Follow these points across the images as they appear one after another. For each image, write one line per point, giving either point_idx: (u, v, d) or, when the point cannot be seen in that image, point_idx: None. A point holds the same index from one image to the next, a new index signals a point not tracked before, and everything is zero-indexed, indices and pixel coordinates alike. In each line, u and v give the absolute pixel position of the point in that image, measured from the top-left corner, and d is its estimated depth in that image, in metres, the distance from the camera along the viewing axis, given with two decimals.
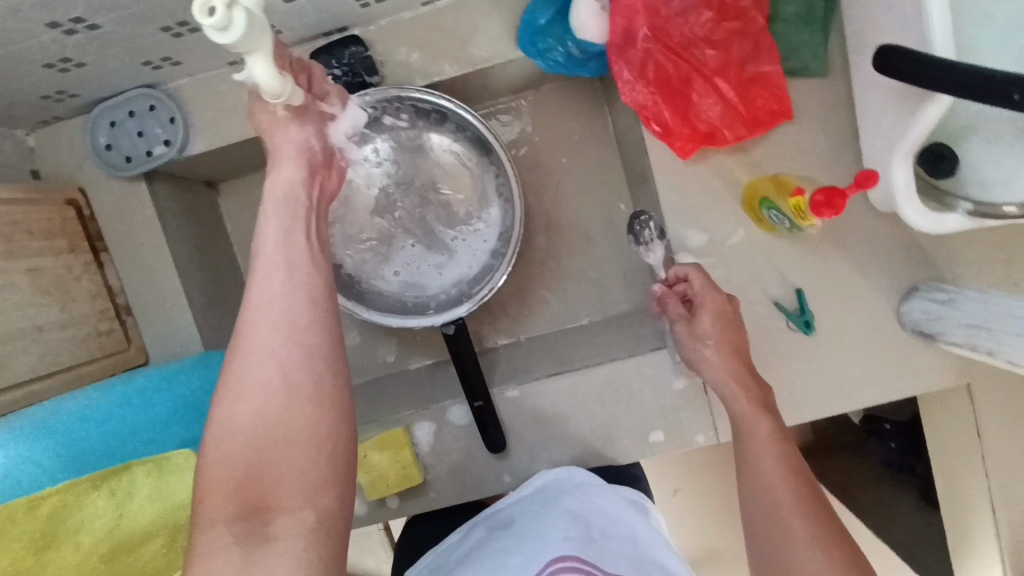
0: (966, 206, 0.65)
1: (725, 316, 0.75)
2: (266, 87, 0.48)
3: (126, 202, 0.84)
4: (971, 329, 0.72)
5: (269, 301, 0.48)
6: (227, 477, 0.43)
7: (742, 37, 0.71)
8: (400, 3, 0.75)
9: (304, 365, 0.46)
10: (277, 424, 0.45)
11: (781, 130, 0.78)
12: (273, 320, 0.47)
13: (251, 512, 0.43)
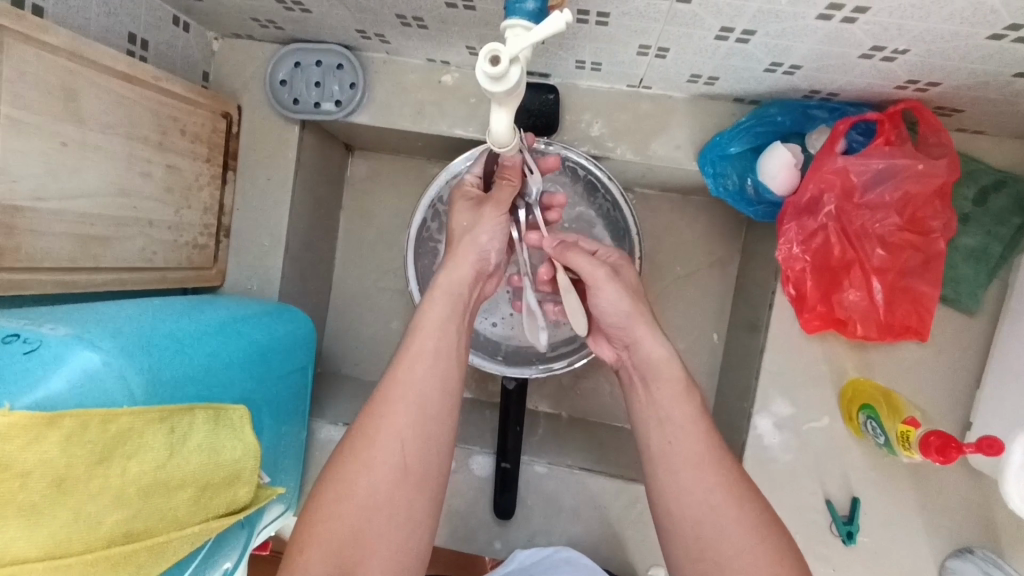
0: None
1: (634, 286, 0.67)
2: (492, 135, 0.50)
3: (275, 136, 0.87)
4: None
5: (416, 382, 0.56)
6: (331, 522, 0.50)
7: (914, 251, 0.70)
8: (608, 78, 0.77)
9: (421, 454, 0.54)
10: (384, 503, 0.52)
11: (907, 347, 0.77)
12: (413, 398, 0.55)
13: (343, 560, 0.49)
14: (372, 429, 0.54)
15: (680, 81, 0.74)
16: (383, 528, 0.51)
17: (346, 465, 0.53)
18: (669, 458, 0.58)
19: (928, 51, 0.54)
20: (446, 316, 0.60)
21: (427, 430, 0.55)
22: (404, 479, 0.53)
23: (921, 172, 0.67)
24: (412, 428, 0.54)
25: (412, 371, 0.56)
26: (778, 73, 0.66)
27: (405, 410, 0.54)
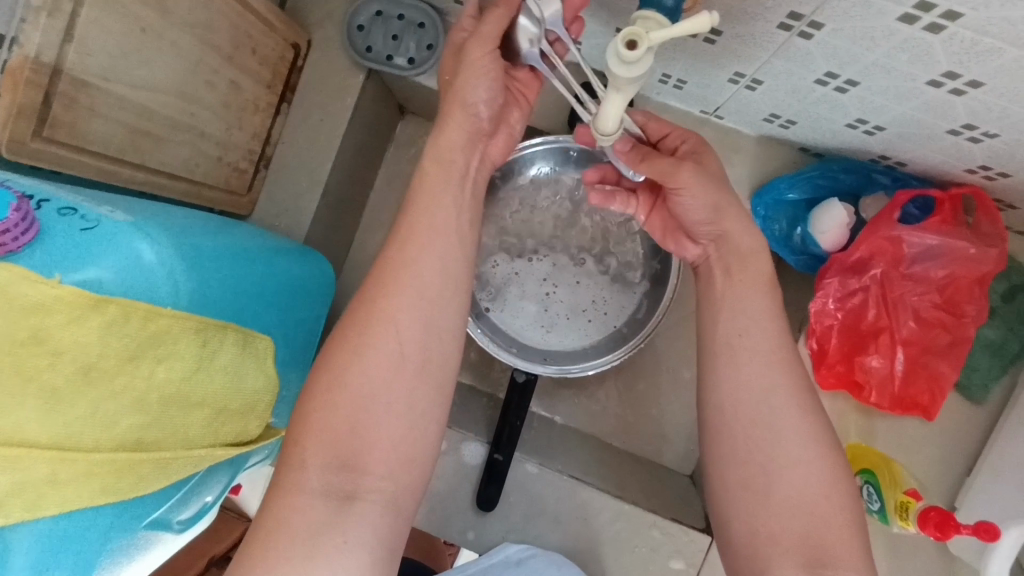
0: None
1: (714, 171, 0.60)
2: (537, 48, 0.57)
3: (339, 78, 0.84)
4: None
5: (416, 279, 0.53)
6: (325, 429, 0.49)
7: (944, 331, 0.72)
8: (685, 99, 0.77)
9: (417, 341, 0.52)
10: (379, 387, 0.51)
11: (911, 421, 0.78)
12: (413, 304, 0.53)
13: (341, 463, 0.48)
14: (373, 318, 0.52)
15: (756, 118, 0.75)
16: (382, 415, 0.50)
17: (343, 351, 0.51)
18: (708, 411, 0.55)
19: (1017, 141, 0.56)
20: (440, 206, 0.56)
21: (427, 320, 0.53)
22: (402, 369, 0.51)
23: (970, 254, 0.69)
24: (411, 320, 0.53)
25: (409, 251, 0.54)
26: (857, 130, 0.67)
27: (404, 295, 0.53)
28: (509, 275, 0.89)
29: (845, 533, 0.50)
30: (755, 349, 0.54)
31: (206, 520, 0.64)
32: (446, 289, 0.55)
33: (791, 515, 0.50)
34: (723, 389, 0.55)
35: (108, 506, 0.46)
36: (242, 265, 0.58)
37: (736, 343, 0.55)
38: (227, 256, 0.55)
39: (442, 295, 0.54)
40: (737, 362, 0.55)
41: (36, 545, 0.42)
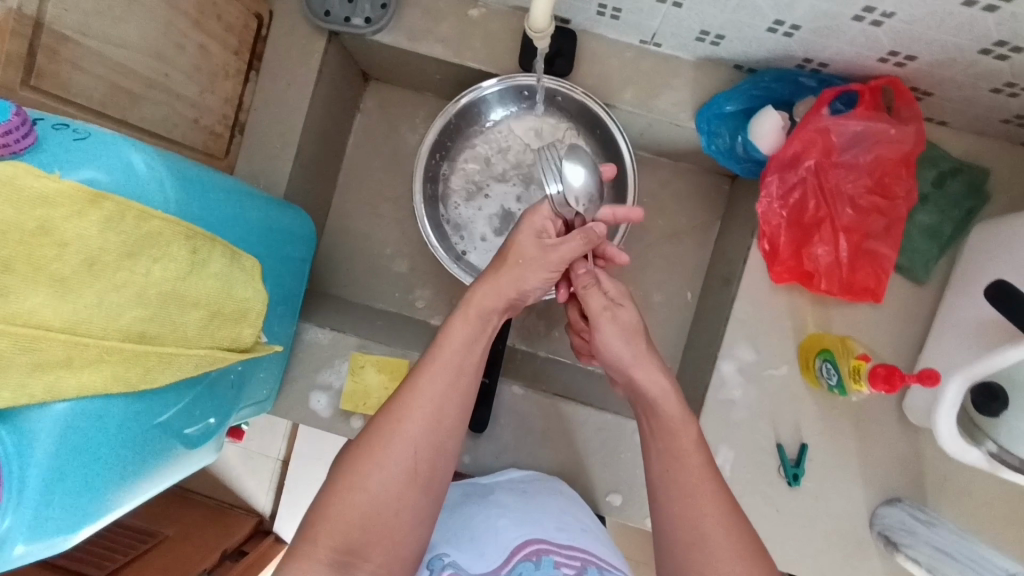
0: (990, 446, 0.71)
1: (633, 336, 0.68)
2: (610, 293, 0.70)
3: (302, 43, 0.89)
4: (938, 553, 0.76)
5: (421, 400, 0.58)
6: (338, 520, 0.54)
7: (880, 215, 0.78)
8: (624, 29, 0.83)
9: (428, 457, 0.58)
10: (389, 495, 0.55)
11: (863, 308, 0.84)
12: (423, 413, 0.58)
13: (348, 552, 0.54)
14: (386, 432, 0.57)
15: (688, 38, 0.81)
16: (389, 518, 0.55)
17: (358, 461, 0.56)
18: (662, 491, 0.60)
19: (911, 17, 0.63)
20: (465, 339, 0.62)
21: (433, 441, 0.58)
22: (406, 469, 0.57)
23: (892, 138, 0.75)
24: (422, 436, 0.57)
25: (427, 380, 0.59)
26: (778, 33, 0.73)
27: (416, 418, 0.58)
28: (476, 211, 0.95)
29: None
30: (684, 482, 0.60)
31: (209, 447, 0.69)
32: (459, 406, 0.60)
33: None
34: (657, 507, 0.60)
35: (117, 396, 0.50)
36: (225, 196, 0.63)
37: (661, 481, 0.61)
38: (209, 184, 0.61)
39: (452, 404, 0.60)
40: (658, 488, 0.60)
41: (56, 428, 0.47)
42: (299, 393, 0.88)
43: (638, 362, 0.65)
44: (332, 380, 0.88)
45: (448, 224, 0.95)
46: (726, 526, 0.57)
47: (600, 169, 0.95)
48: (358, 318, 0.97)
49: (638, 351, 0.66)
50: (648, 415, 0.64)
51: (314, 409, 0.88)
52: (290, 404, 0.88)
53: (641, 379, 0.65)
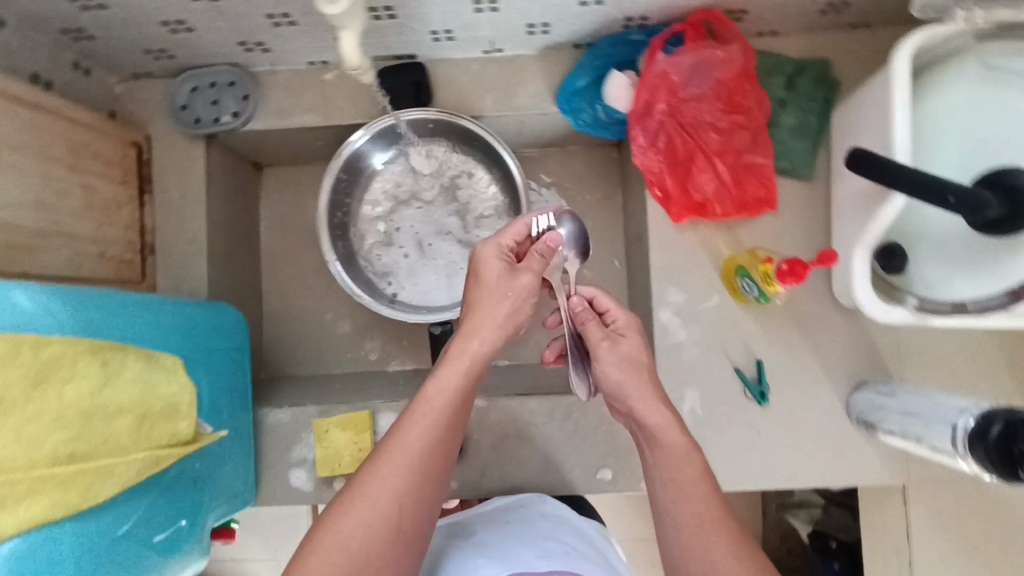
0: (912, 301, 0.74)
1: (642, 357, 0.73)
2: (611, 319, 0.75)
3: (184, 155, 0.95)
4: (903, 415, 0.77)
5: (398, 454, 0.61)
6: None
7: (743, 129, 0.83)
8: (464, 46, 0.89)
9: (412, 513, 0.60)
10: (371, 553, 0.57)
11: (765, 220, 0.88)
12: (405, 461, 0.61)
13: None
14: (370, 489, 0.59)
15: (520, 34, 0.86)
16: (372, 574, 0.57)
17: (337, 515, 0.59)
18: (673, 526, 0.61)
19: None
20: (453, 384, 0.66)
21: (417, 489, 0.61)
22: (384, 520, 0.59)
23: (723, 59, 0.81)
24: (402, 486, 0.60)
25: (412, 432, 0.62)
26: (590, 4, 0.79)
27: (395, 469, 0.61)
28: (394, 251, 0.99)
29: None
30: (698, 522, 0.60)
31: (189, 555, 0.70)
32: (441, 451, 0.63)
33: None
34: (674, 540, 0.60)
35: (65, 520, 0.52)
36: (130, 310, 0.66)
37: (676, 516, 0.62)
38: (110, 303, 0.64)
39: (440, 449, 0.63)
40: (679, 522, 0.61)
41: (12, 567, 0.48)
42: (280, 474, 0.90)
43: (645, 404, 0.69)
44: (304, 453, 0.90)
45: (373, 269, 0.98)
46: (746, 557, 0.57)
47: (490, 175, 0.99)
48: (318, 388, 0.99)
49: (629, 377, 0.71)
50: (652, 448, 0.67)
51: (297, 485, 0.90)
52: (274, 487, 0.90)
53: (645, 415, 0.68)
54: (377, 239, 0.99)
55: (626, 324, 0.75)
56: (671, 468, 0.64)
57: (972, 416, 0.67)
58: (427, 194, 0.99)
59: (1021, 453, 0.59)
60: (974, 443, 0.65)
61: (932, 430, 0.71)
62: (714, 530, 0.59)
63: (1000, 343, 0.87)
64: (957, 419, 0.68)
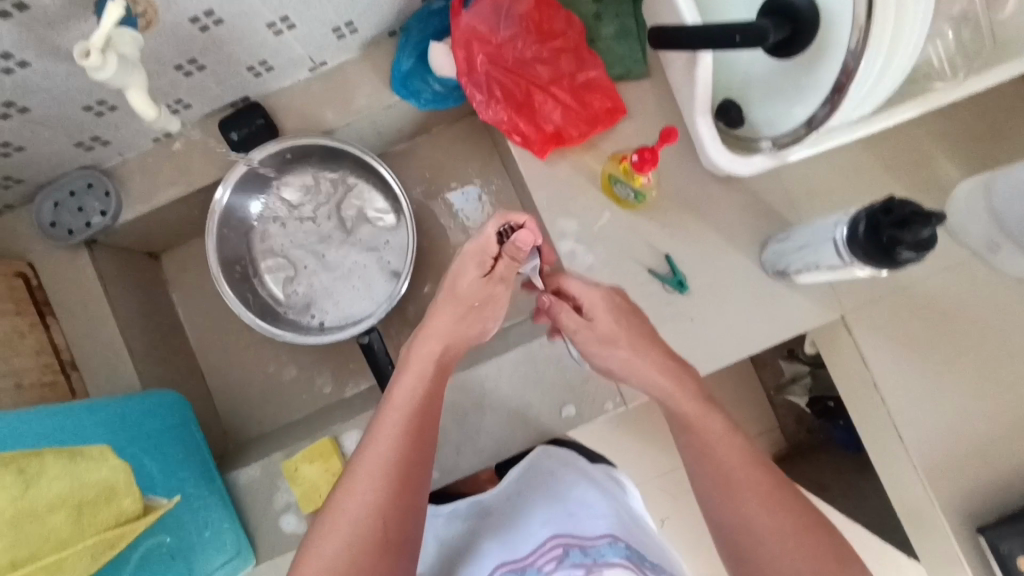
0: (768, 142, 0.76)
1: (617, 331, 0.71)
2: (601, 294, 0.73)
3: (70, 267, 0.94)
4: (801, 250, 0.80)
5: (366, 470, 0.61)
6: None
7: (565, 53, 0.87)
8: (287, 71, 0.91)
9: (391, 519, 0.59)
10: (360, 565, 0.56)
11: (622, 125, 0.91)
12: (376, 468, 0.60)
13: None
14: (344, 499, 0.59)
15: (332, 41, 0.88)
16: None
17: (319, 531, 0.58)
18: (706, 492, 0.63)
19: None
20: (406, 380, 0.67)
21: (397, 500, 0.60)
22: (365, 527, 0.58)
23: None
24: (375, 490, 0.59)
25: (382, 436, 0.62)
26: None
27: (367, 478, 0.60)
28: (304, 284, 1.00)
29: (807, 530, 0.58)
30: (727, 483, 0.62)
31: None
32: (418, 449, 0.63)
33: (790, 553, 0.57)
34: (708, 506, 0.63)
35: None
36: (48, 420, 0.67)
37: (703, 489, 0.64)
38: (24, 420, 0.64)
39: (410, 445, 0.63)
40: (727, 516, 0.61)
41: None
42: (270, 529, 0.91)
43: (649, 381, 0.70)
44: (286, 496, 0.91)
45: (291, 309, 1.00)
46: (771, 501, 0.60)
47: (364, 181, 1.01)
48: (283, 437, 1.00)
49: (629, 357, 0.70)
50: (670, 421, 0.69)
51: (290, 530, 0.90)
52: (267, 543, 0.90)
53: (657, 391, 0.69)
54: (284, 280, 1.00)
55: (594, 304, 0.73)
56: (693, 436, 0.65)
57: (843, 224, 0.70)
58: (313, 222, 1.01)
59: (887, 241, 0.62)
60: (851, 245, 0.68)
61: (825, 252, 0.75)
62: (744, 479, 0.61)
63: (875, 156, 0.90)
64: (836, 232, 0.72)
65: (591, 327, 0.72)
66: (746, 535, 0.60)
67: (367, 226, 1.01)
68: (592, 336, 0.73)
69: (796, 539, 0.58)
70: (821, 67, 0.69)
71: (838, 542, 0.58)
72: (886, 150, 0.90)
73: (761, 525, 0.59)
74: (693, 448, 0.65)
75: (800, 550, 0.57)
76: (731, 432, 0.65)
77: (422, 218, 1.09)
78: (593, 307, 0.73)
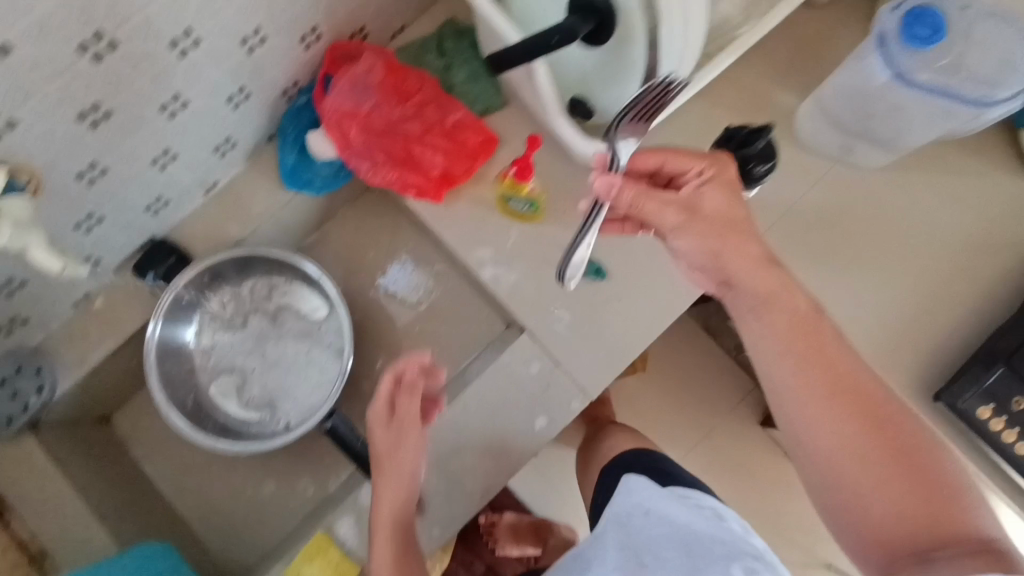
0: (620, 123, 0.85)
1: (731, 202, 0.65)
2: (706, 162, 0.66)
3: (17, 456, 0.92)
4: None
5: None
6: None
7: (428, 105, 0.94)
8: (184, 201, 0.96)
9: None
10: None
11: (500, 152, 0.99)
12: None
13: None
14: None
15: (217, 162, 0.94)
16: None
17: None
18: (808, 436, 0.59)
19: (270, 23, 0.80)
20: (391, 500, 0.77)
21: None
22: None
23: (367, 69, 0.90)
24: None
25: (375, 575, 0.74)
26: (243, 104, 0.89)
27: None
28: (258, 391, 1.01)
29: (925, 503, 0.55)
30: (854, 389, 0.58)
31: None
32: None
33: (899, 522, 0.55)
34: (803, 431, 0.59)
35: None
36: None
37: (815, 444, 0.59)
38: None
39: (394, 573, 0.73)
40: (819, 456, 0.59)
41: None
42: None
43: (726, 234, 0.64)
44: None
45: (253, 419, 1.01)
46: (886, 457, 0.57)
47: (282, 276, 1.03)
48: (279, 552, 0.97)
49: (718, 240, 0.64)
50: (769, 306, 0.62)
51: None
52: None
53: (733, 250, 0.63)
54: (237, 395, 1.01)
55: (703, 168, 0.66)
56: (818, 338, 0.60)
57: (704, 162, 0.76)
58: (248, 329, 1.03)
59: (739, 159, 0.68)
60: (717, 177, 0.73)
61: None
62: (853, 424, 0.58)
63: (722, 109, 1.01)
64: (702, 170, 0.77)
65: (693, 207, 0.64)
66: (861, 502, 0.57)
67: (298, 316, 1.03)
68: (668, 217, 0.65)
69: (903, 488, 0.56)
70: (630, 47, 0.75)
71: (942, 479, 0.56)
72: (729, 101, 1.01)
73: (869, 480, 0.57)
74: (798, 368, 0.60)
75: (914, 512, 0.55)
76: (815, 346, 0.60)
77: (353, 296, 1.13)
78: (693, 180, 0.66)
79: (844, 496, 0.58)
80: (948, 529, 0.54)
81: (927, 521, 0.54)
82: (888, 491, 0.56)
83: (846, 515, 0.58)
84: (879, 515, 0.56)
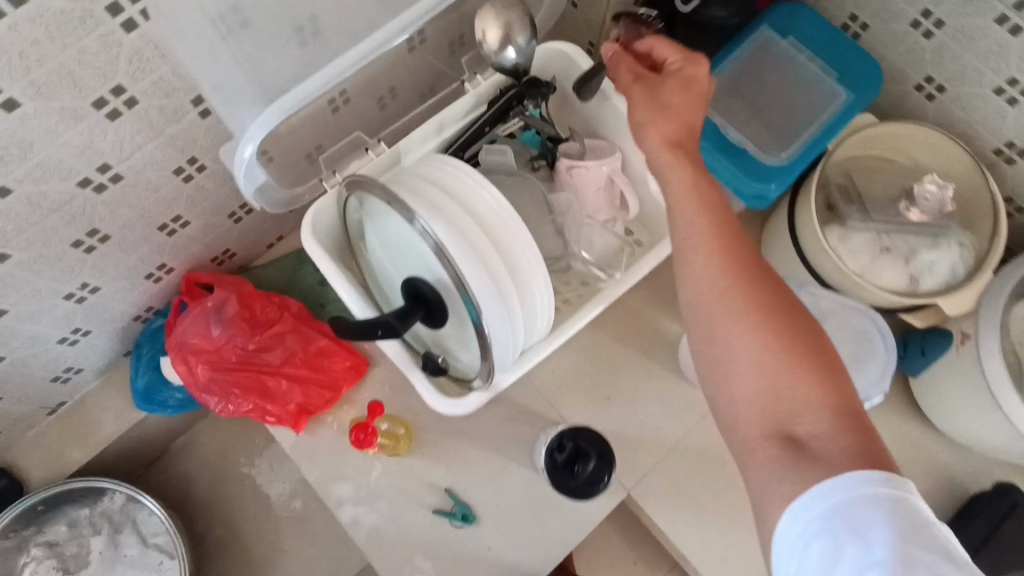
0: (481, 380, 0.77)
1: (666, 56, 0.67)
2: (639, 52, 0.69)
3: None
4: None
5: None
6: None
7: (286, 333, 0.91)
8: (18, 427, 0.88)
9: None
10: None
11: (369, 376, 0.93)
12: None
13: None
14: None
15: (57, 388, 0.88)
16: None
17: None
18: (722, 372, 0.56)
19: (99, 274, 0.75)
20: None
21: None
22: None
23: (218, 303, 0.87)
24: None
25: None
26: (81, 338, 0.83)
27: None
28: None
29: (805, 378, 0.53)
30: (788, 338, 0.54)
31: None
32: None
33: (771, 411, 0.53)
34: (721, 399, 0.56)
35: None
36: None
37: (732, 390, 0.55)
38: None
39: None
40: (697, 305, 0.57)
41: None
42: None
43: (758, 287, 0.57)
44: None
45: None
46: (774, 376, 0.53)
47: (121, 502, 0.97)
48: None
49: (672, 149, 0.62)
50: (779, 323, 0.54)
51: None
52: None
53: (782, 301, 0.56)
54: None
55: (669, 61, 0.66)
56: (755, 273, 0.56)
57: None
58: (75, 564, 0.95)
59: None
60: None
61: None
62: (749, 338, 0.54)
63: (606, 333, 0.97)
64: None
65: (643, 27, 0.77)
66: (728, 386, 0.56)
67: (135, 548, 0.96)
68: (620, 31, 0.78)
69: (808, 380, 0.53)
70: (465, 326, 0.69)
71: (841, 367, 0.55)
72: (613, 325, 0.97)
73: (740, 357, 0.54)
74: (757, 372, 0.53)
75: (824, 426, 0.52)
76: (761, 312, 0.54)
77: (218, 508, 1.04)
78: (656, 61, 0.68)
79: (743, 441, 0.55)
80: (819, 453, 0.51)
81: (813, 463, 0.50)
82: (762, 361, 0.53)
83: (762, 499, 0.53)
84: (734, 389, 0.55)
